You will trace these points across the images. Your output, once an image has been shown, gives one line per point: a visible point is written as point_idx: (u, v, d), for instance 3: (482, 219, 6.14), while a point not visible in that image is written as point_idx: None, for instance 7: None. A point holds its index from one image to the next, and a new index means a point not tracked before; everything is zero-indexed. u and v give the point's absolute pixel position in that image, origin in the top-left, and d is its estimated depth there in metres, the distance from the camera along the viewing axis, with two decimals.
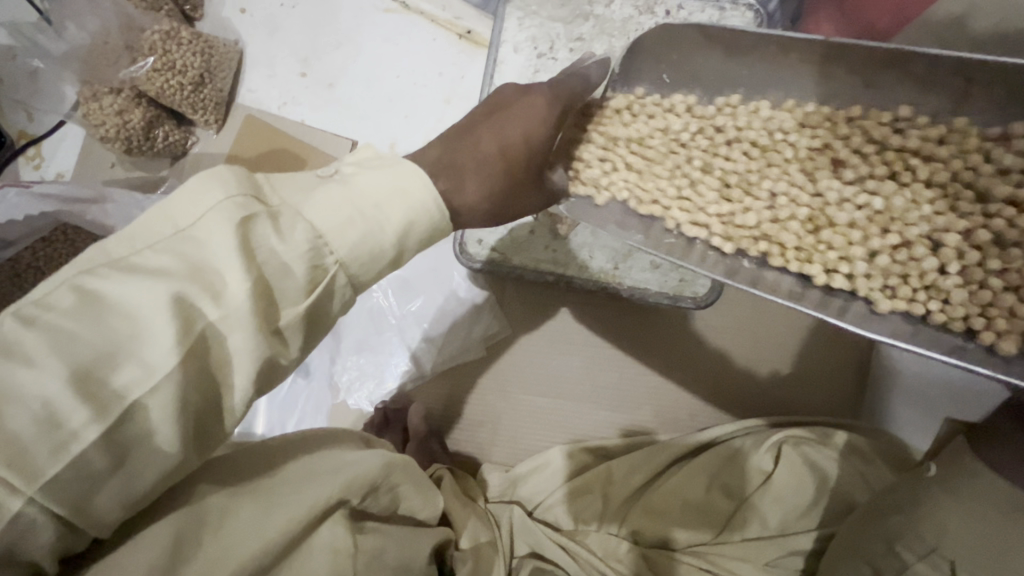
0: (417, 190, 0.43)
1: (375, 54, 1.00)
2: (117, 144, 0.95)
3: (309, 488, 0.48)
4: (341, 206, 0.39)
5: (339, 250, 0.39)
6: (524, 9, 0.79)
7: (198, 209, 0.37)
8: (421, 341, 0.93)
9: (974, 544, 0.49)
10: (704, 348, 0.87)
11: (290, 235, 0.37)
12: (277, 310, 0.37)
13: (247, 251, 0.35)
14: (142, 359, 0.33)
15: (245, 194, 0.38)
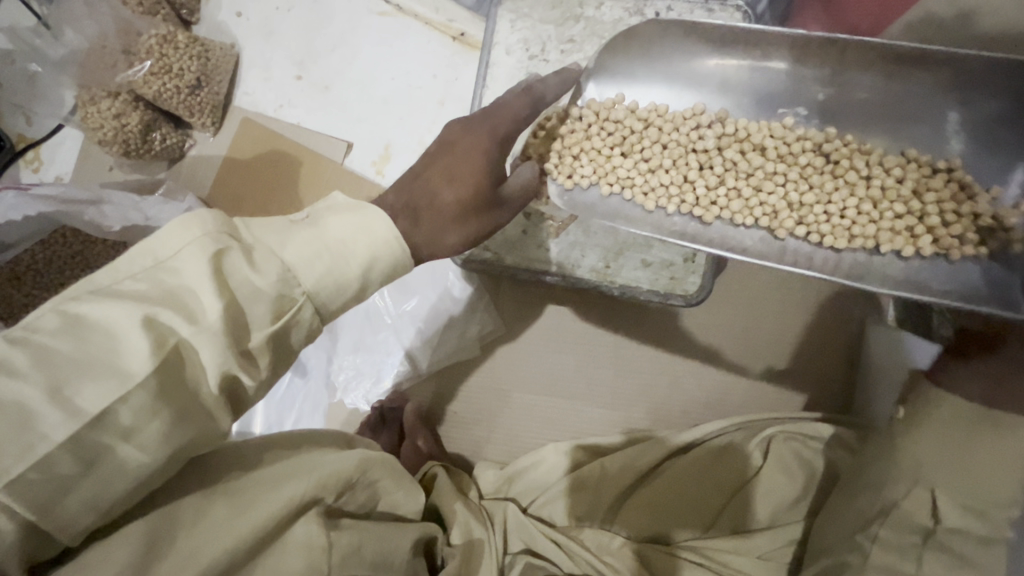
0: (379, 225, 0.45)
1: (371, 57, 1.01)
2: (115, 147, 0.97)
3: (289, 482, 0.50)
4: (308, 243, 0.42)
5: (306, 283, 0.41)
6: (515, 12, 0.80)
7: (175, 239, 0.38)
8: (416, 340, 0.94)
9: (942, 462, 0.55)
10: (696, 346, 0.88)
11: (263, 269, 0.40)
12: (244, 335, 0.39)
13: (220, 284, 0.38)
14: (117, 373, 0.35)
15: (222, 229, 0.40)
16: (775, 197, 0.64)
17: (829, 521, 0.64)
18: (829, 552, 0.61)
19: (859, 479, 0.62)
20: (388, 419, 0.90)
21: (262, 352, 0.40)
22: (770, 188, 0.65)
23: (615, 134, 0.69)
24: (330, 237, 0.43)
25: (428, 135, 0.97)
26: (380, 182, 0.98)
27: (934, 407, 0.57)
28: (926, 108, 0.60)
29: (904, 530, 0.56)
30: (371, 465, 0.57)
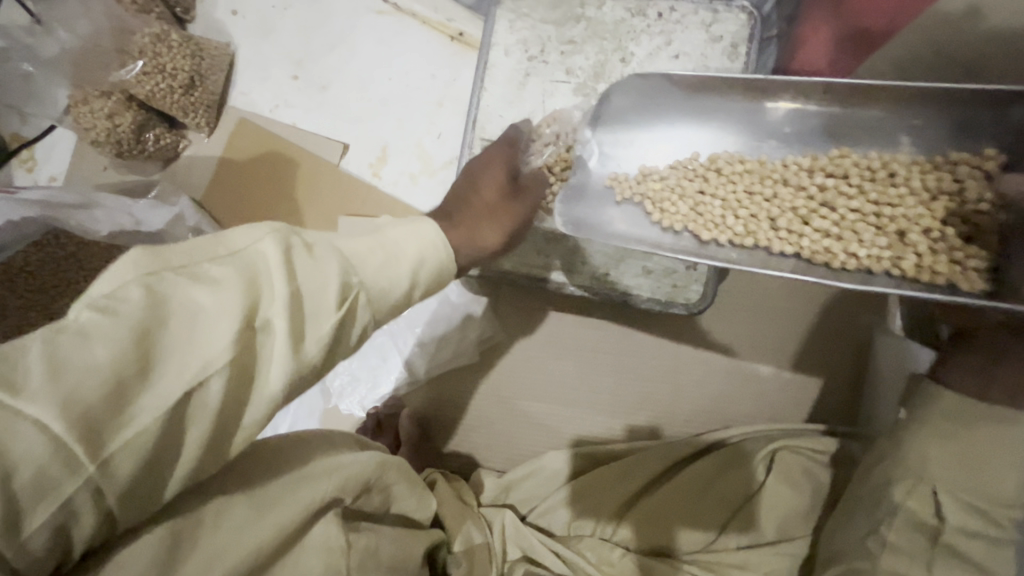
0: (425, 230, 0.48)
1: (369, 57, 0.99)
2: (109, 148, 0.95)
3: (312, 485, 0.48)
4: (363, 243, 0.43)
5: (362, 274, 0.41)
6: (515, 11, 0.78)
7: (247, 236, 0.38)
8: (414, 346, 0.93)
9: (953, 463, 0.54)
10: (700, 353, 0.87)
11: (323, 262, 0.39)
12: (311, 324, 0.37)
13: (290, 272, 0.37)
14: (198, 358, 0.33)
15: (286, 228, 0.39)
16: (822, 233, 0.62)
17: (839, 524, 0.63)
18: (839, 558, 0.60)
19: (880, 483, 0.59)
20: (385, 425, 0.89)
21: (314, 352, 0.38)
22: (812, 222, 0.62)
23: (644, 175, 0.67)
24: (390, 245, 0.44)
25: (427, 137, 0.95)
26: (378, 184, 0.96)
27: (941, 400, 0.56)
28: (941, 138, 0.60)
29: (909, 536, 0.55)
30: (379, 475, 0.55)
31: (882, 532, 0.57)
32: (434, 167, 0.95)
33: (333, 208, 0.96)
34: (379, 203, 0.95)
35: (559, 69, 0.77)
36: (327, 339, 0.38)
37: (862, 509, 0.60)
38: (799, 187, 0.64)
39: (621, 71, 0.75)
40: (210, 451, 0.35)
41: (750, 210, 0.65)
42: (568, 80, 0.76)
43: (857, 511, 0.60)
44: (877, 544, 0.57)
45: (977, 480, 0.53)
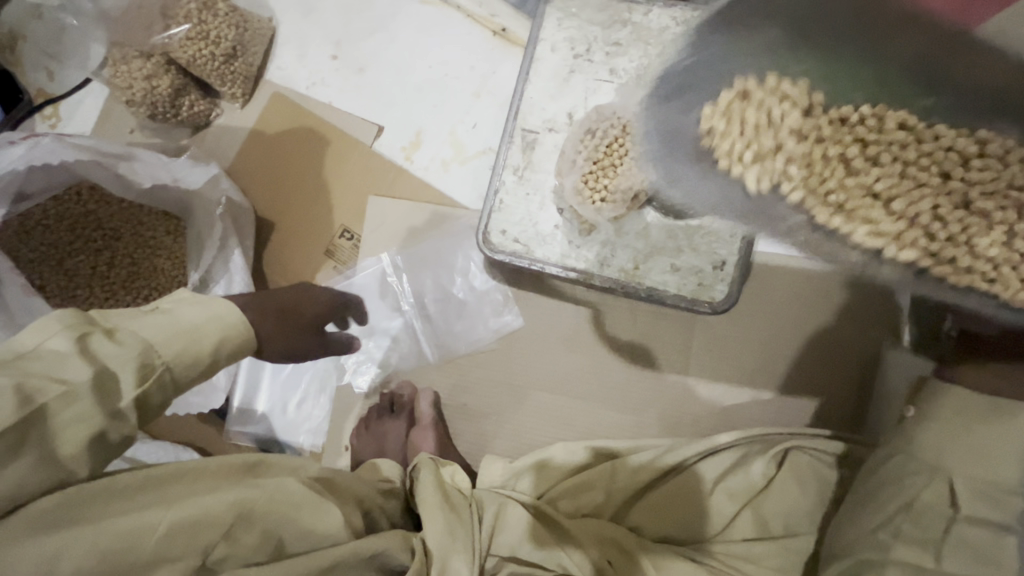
0: (226, 313, 0.57)
1: (409, 44, 1.00)
2: (143, 108, 0.96)
3: (151, 510, 0.46)
4: (161, 327, 0.51)
5: (165, 354, 0.50)
6: (564, 10, 0.81)
7: (37, 337, 0.46)
8: (428, 328, 0.94)
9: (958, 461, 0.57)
10: (714, 357, 0.88)
11: (124, 341, 0.48)
12: (112, 397, 0.46)
13: (87, 357, 0.46)
14: None
15: (79, 320, 0.48)
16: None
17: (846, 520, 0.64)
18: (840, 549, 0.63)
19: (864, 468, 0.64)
20: (398, 407, 0.90)
21: (131, 411, 0.47)
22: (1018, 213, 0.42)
23: None
24: (178, 320, 0.53)
25: (461, 126, 0.97)
26: (409, 167, 0.97)
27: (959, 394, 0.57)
28: None
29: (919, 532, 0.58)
30: (243, 513, 0.50)
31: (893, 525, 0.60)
32: (466, 156, 0.96)
33: (362, 186, 0.98)
34: (409, 186, 0.97)
35: (603, 69, 0.80)
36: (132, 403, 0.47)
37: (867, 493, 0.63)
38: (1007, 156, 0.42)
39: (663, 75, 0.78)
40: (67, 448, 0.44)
41: None
42: (611, 79, 0.79)
43: (865, 498, 0.63)
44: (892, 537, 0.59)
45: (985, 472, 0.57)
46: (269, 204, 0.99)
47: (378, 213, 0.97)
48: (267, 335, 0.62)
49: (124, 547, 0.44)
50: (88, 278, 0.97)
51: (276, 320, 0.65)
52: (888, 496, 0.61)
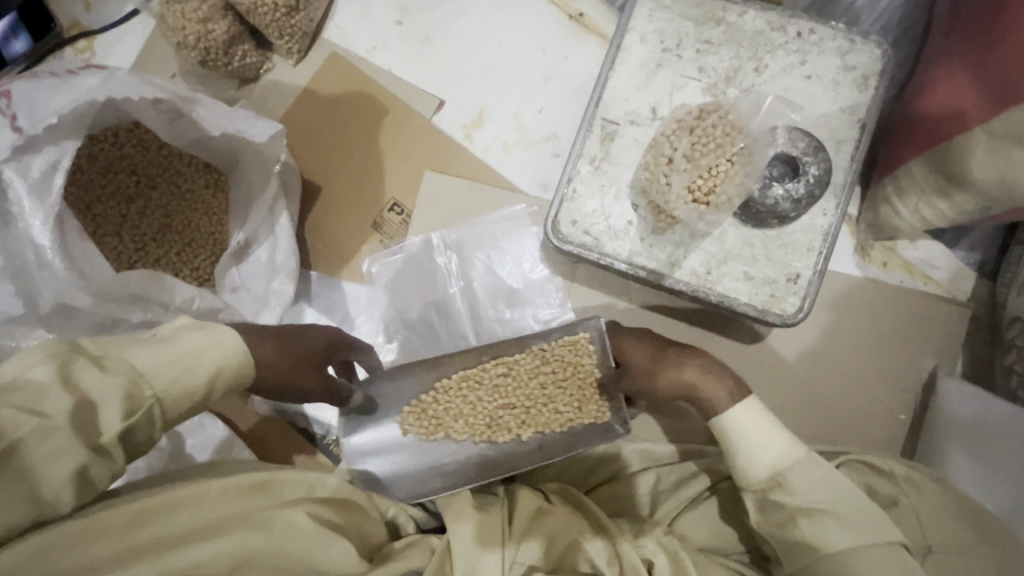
0: (225, 342, 0.55)
1: (480, 19, 0.96)
2: (194, 53, 0.91)
3: (149, 559, 0.46)
4: (159, 356, 0.52)
5: (155, 386, 0.51)
6: (657, 2, 0.79)
7: (21, 368, 0.48)
8: (475, 313, 0.91)
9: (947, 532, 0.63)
10: (764, 372, 0.85)
11: (110, 369, 0.50)
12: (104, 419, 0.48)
13: (70, 388, 0.48)
14: None
15: (69, 348, 0.50)
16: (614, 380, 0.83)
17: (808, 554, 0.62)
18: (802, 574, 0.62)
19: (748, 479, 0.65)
20: None
21: (114, 447, 0.49)
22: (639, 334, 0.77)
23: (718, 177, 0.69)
24: (177, 347, 0.53)
25: (527, 110, 0.94)
26: (468, 146, 0.94)
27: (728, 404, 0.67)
28: None
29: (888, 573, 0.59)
30: (242, 560, 0.49)
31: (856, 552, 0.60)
32: (529, 140, 0.93)
33: (418, 161, 0.94)
34: (468, 166, 0.94)
35: (692, 66, 0.77)
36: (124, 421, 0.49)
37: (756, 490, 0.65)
38: (581, 365, 0.81)
39: (753, 79, 0.76)
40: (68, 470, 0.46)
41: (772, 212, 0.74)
42: (699, 78, 0.77)
43: (797, 524, 0.62)
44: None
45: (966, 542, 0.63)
46: (318, 170, 0.95)
47: (432, 190, 0.93)
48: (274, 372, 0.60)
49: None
50: (120, 225, 0.91)
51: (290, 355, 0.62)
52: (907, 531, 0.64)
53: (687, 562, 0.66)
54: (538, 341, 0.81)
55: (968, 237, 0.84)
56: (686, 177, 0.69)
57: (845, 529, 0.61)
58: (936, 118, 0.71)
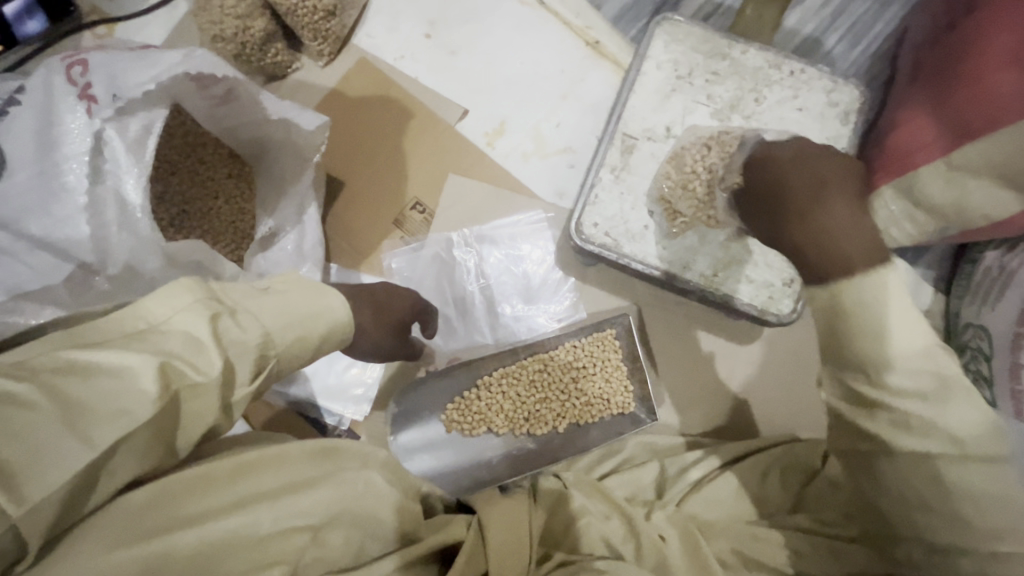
0: (332, 301, 0.59)
1: (503, 36, 1.03)
2: (230, 47, 0.94)
3: (251, 506, 0.46)
4: (283, 315, 0.53)
5: (278, 348, 0.52)
6: (671, 35, 0.89)
7: (165, 310, 0.46)
8: (495, 309, 0.96)
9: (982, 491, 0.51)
10: (756, 370, 0.93)
11: (247, 327, 0.50)
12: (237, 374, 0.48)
13: (218, 342, 0.47)
14: (82, 436, 0.40)
15: (208, 297, 0.48)
16: (626, 375, 0.91)
17: (877, 479, 0.54)
18: (897, 511, 0.54)
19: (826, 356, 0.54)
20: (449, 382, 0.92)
21: (240, 406, 0.49)
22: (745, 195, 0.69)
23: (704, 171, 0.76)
24: (292, 307, 0.55)
25: (544, 123, 1.01)
26: (489, 153, 1.00)
27: (870, 261, 0.51)
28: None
29: (998, 488, 0.50)
30: (329, 516, 0.49)
31: (954, 455, 0.50)
32: (547, 151, 1.00)
33: (441, 163, 1.00)
34: (488, 171, 1.00)
35: (702, 93, 0.87)
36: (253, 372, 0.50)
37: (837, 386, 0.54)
38: (607, 359, 0.91)
39: (753, 108, 0.87)
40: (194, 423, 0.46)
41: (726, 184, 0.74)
42: (707, 103, 0.87)
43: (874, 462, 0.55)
44: (973, 507, 0.51)
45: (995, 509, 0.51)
46: (342, 167, 0.99)
47: (455, 191, 0.99)
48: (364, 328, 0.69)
49: (231, 546, 0.44)
50: None
51: (375, 312, 0.72)
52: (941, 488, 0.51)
53: (700, 539, 0.71)
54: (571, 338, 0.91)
55: (926, 256, 0.97)
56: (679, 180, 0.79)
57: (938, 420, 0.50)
58: (898, 152, 0.82)
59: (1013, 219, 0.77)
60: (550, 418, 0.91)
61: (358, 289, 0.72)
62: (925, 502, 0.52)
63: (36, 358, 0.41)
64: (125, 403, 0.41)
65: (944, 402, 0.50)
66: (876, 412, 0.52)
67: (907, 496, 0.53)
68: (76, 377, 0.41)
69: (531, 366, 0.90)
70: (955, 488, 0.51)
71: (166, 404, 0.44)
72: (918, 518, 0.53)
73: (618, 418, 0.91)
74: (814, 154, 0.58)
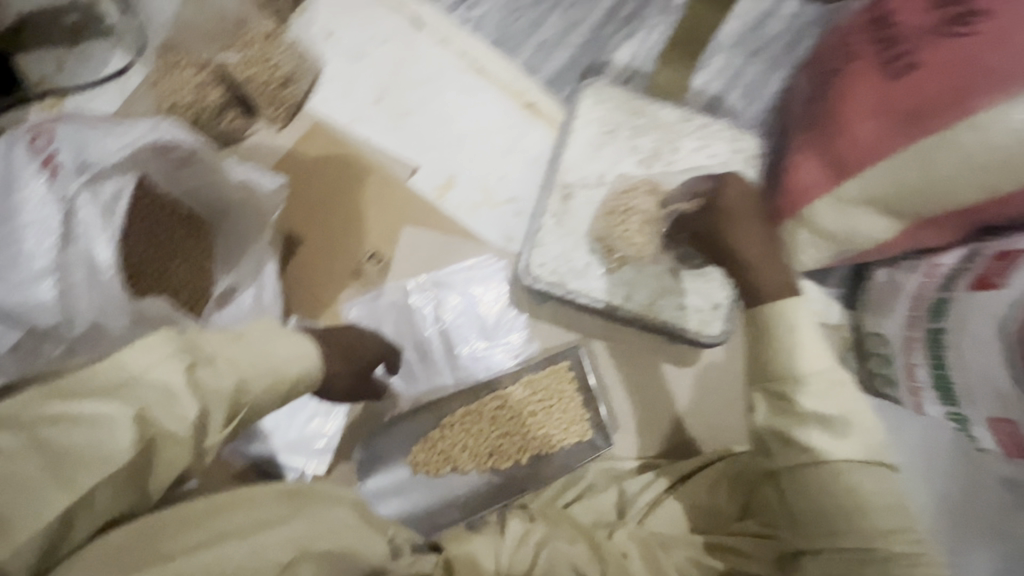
0: (308, 352, 0.63)
1: (448, 100, 1.12)
2: (185, 114, 0.98)
3: (234, 537, 0.47)
4: (258, 362, 0.57)
5: (252, 394, 0.56)
6: (598, 96, 1.01)
7: (144, 362, 0.48)
8: (454, 350, 1.00)
9: (881, 506, 0.56)
10: (701, 392, 1.00)
11: (222, 375, 0.53)
12: (211, 420, 0.52)
13: (195, 392, 0.51)
14: (65, 481, 0.43)
15: (184, 349, 0.51)
16: (582, 406, 0.96)
17: (797, 485, 0.60)
18: (810, 521, 0.59)
19: (760, 373, 0.62)
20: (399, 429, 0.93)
21: (211, 450, 0.53)
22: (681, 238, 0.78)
23: (617, 213, 0.89)
24: (267, 355, 0.59)
25: (491, 176, 1.10)
26: (441, 204, 1.08)
27: (785, 294, 0.64)
28: (914, 240, 0.89)
29: (892, 502, 0.57)
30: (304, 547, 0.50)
31: (853, 466, 0.58)
32: (495, 202, 1.09)
33: (395, 217, 1.06)
34: (440, 221, 1.06)
35: (627, 145, 0.99)
36: (225, 419, 0.53)
37: (771, 403, 0.62)
38: (563, 391, 0.96)
39: (672, 157, 0.99)
40: (169, 469, 0.50)
41: (635, 221, 0.87)
42: (632, 154, 0.99)
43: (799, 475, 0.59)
44: (870, 518, 0.56)
45: (885, 525, 0.56)
46: (298, 224, 1.03)
47: (410, 242, 1.05)
48: (331, 372, 0.72)
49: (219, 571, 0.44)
50: None
51: (343, 357, 0.75)
52: (835, 493, 0.58)
53: (658, 551, 0.75)
54: (529, 372, 0.95)
55: (833, 276, 1.10)
56: (602, 219, 0.90)
57: (842, 437, 0.58)
58: (797, 188, 0.95)
59: (893, 244, 0.90)
60: (513, 452, 0.94)
61: (327, 337, 0.75)
62: (835, 509, 0.57)
63: (19, 411, 0.43)
64: (105, 450, 0.45)
65: (844, 423, 0.59)
66: (803, 424, 0.59)
67: (819, 502, 0.58)
68: (60, 426, 0.44)
69: (491, 403, 0.94)
70: (857, 494, 0.57)
71: (141, 450, 0.47)
72: (830, 526, 0.58)
73: (577, 446, 0.95)
74: (745, 191, 0.70)
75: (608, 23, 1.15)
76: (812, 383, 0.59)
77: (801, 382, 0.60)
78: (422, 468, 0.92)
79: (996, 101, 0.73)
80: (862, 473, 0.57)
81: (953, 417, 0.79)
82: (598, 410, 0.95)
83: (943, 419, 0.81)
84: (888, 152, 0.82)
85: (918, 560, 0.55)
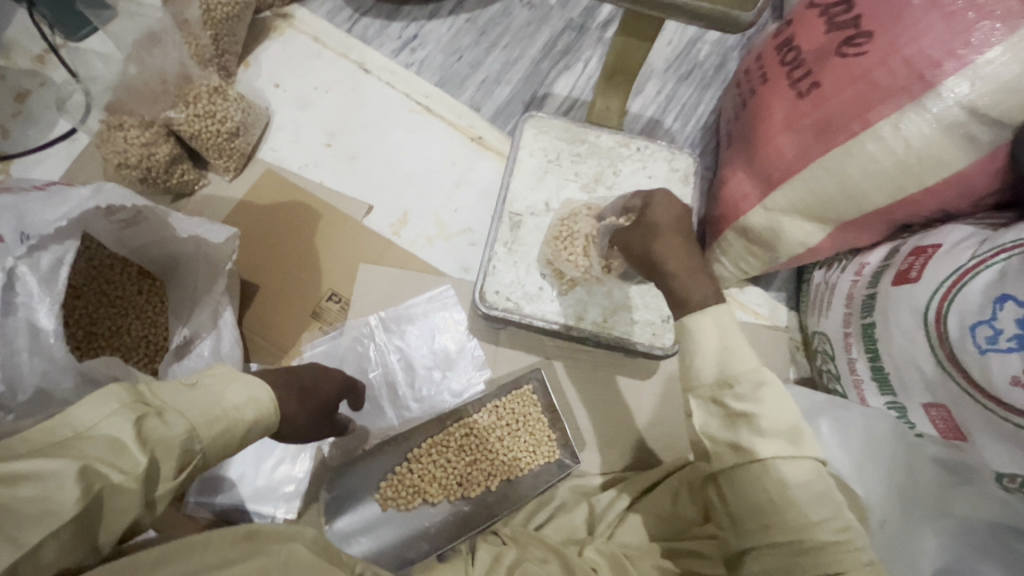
0: (263, 395, 0.64)
1: (397, 140, 1.16)
2: (134, 172, 1.00)
3: None
4: (208, 409, 0.58)
5: (204, 442, 0.57)
6: (538, 127, 1.06)
7: (95, 416, 0.51)
8: (416, 381, 1.02)
9: (810, 498, 0.60)
10: (660, 403, 1.03)
11: (172, 424, 0.54)
12: (163, 471, 0.52)
13: (145, 444, 0.51)
14: (13, 540, 0.42)
15: (136, 400, 0.53)
16: (548, 425, 0.98)
17: (732, 486, 0.64)
18: (749, 517, 0.63)
19: (695, 382, 0.67)
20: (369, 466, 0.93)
21: (163, 501, 0.53)
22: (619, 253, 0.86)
23: (562, 237, 0.94)
24: (218, 403, 0.60)
25: (443, 209, 1.13)
26: (397, 241, 1.10)
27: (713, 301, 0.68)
28: (840, 242, 0.95)
29: (819, 494, 0.61)
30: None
31: (783, 458, 0.61)
32: (449, 234, 1.12)
33: (351, 256, 1.08)
34: (396, 257, 1.09)
35: (569, 172, 1.04)
36: (177, 468, 0.54)
37: (705, 408, 0.66)
38: (527, 413, 0.98)
39: (613, 180, 1.05)
40: (119, 524, 0.49)
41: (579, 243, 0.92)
42: (576, 180, 1.04)
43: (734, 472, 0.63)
44: (799, 508, 0.60)
45: (813, 516, 0.60)
46: (254, 270, 1.04)
47: (368, 278, 1.06)
48: (288, 414, 0.72)
49: None
50: None
51: (301, 399, 0.75)
52: (766, 490, 0.61)
53: (627, 563, 0.77)
54: (492, 398, 0.97)
55: (776, 281, 1.16)
56: (550, 242, 0.94)
57: (772, 437, 0.62)
58: (730, 201, 1.02)
59: (822, 246, 0.96)
60: (482, 478, 0.95)
61: (286, 376, 0.76)
62: (767, 505, 0.61)
63: None
64: (52, 505, 0.45)
65: (777, 425, 0.62)
66: (735, 427, 0.64)
67: (754, 500, 0.62)
68: (6, 487, 0.44)
69: (457, 432, 0.95)
70: (787, 488, 0.60)
71: (89, 505, 0.47)
72: (764, 521, 0.62)
73: (546, 467, 0.96)
74: (672, 207, 0.75)
75: (545, 58, 1.23)
76: (741, 387, 0.64)
77: (730, 388, 0.64)
78: (392, 503, 0.92)
79: (894, 110, 0.79)
80: (792, 469, 0.61)
81: (893, 405, 0.85)
82: (563, 430, 0.96)
83: (883, 409, 0.86)
84: (805, 162, 0.88)
85: (843, 546, 0.59)
